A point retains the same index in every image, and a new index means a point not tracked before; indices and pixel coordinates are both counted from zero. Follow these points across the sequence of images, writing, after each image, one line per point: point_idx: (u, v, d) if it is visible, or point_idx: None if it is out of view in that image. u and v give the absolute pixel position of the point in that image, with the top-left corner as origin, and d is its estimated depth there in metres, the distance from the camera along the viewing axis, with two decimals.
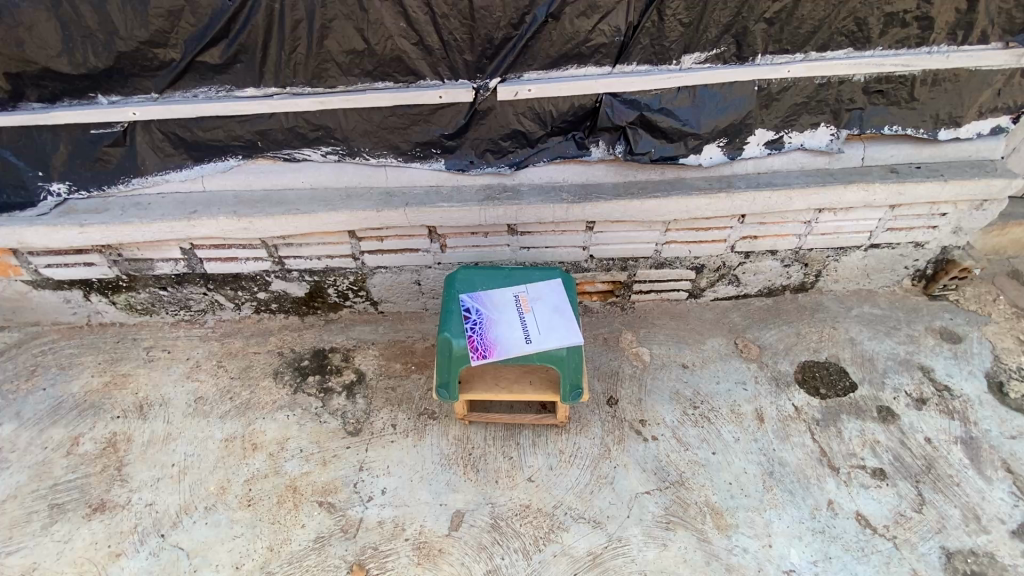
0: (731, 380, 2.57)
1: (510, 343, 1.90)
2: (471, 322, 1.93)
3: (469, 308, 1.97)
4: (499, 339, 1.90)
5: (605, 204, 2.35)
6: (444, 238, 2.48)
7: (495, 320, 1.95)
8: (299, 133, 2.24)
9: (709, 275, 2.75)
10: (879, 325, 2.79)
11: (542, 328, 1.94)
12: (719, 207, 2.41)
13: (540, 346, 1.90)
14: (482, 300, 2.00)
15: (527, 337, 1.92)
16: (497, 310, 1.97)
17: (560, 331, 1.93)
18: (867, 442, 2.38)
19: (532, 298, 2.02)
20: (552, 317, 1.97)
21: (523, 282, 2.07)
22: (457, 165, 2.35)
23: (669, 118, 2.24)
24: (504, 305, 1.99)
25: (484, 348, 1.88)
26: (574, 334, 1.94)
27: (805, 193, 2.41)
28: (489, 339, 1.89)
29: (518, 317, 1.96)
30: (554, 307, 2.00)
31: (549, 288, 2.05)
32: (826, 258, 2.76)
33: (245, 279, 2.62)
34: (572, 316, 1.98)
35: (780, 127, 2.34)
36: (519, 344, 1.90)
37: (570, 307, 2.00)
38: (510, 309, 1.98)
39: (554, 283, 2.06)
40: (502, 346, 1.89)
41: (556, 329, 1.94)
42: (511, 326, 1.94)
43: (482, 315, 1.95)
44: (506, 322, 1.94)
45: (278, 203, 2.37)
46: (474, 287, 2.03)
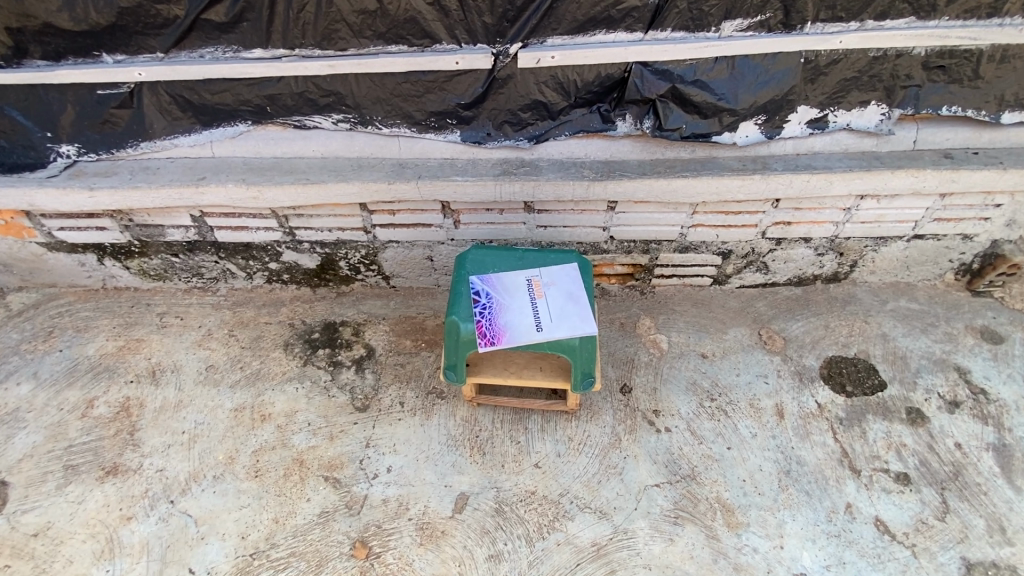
0: (752, 373, 2.48)
1: (521, 331, 1.80)
2: (480, 307, 1.83)
3: (479, 291, 1.86)
4: (509, 325, 1.80)
5: (629, 182, 2.20)
6: (458, 214, 2.38)
7: (506, 305, 1.84)
8: (309, 99, 2.14)
9: (736, 261, 2.62)
10: (914, 321, 2.65)
11: (555, 315, 1.83)
12: (753, 190, 2.24)
13: (553, 334, 1.79)
14: (492, 281, 1.89)
15: (539, 323, 1.81)
16: (507, 293, 1.87)
17: (575, 318, 1.82)
18: (892, 445, 2.27)
19: (546, 279, 1.91)
20: (566, 303, 1.86)
21: (535, 259, 1.95)
22: (474, 137, 2.23)
23: (704, 91, 2.05)
24: (516, 288, 1.88)
25: (493, 335, 1.79)
26: (590, 321, 1.83)
27: (848, 176, 2.21)
28: (499, 325, 1.79)
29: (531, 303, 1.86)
30: (570, 290, 1.89)
31: (566, 268, 1.94)
32: (863, 248, 2.58)
33: (256, 249, 2.58)
34: (589, 301, 1.87)
35: (825, 104, 2.14)
36: (531, 331, 1.79)
37: (586, 295, 1.87)
38: (522, 292, 1.87)
39: (570, 268, 1.93)
40: (512, 333, 1.79)
41: (571, 316, 1.83)
42: (522, 312, 1.83)
43: (492, 298, 1.85)
44: (517, 307, 1.84)
45: (287, 171, 2.28)
46: (482, 264, 1.93)
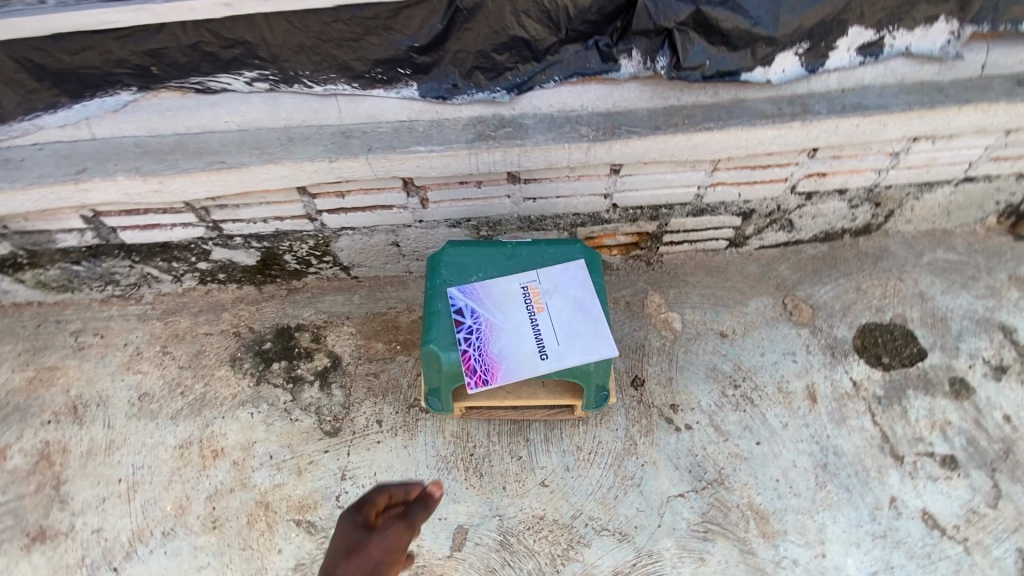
0: (778, 351, 2.17)
1: (521, 359, 1.47)
2: (467, 331, 1.47)
3: (464, 312, 1.49)
4: (508, 356, 1.45)
5: (639, 140, 1.73)
6: (424, 190, 1.89)
7: (500, 327, 1.49)
8: (207, 52, 1.57)
9: (758, 221, 2.22)
10: (954, 275, 2.34)
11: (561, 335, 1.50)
12: (790, 139, 1.80)
13: (560, 360, 1.47)
14: (480, 294, 1.52)
15: (543, 348, 1.48)
16: (500, 309, 1.51)
17: (587, 338, 1.50)
18: (936, 423, 2.03)
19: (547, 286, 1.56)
20: (575, 318, 1.52)
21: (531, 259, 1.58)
22: (435, 91, 1.69)
23: (735, 14, 1.55)
24: (510, 300, 1.53)
25: (485, 367, 1.45)
26: (606, 341, 1.51)
27: (905, 116, 1.79)
28: (492, 355, 1.45)
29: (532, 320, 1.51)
30: (578, 301, 1.54)
31: (571, 270, 1.58)
32: (904, 196, 2.21)
33: (176, 249, 2.08)
34: (602, 313, 1.54)
35: (883, 23, 1.66)
36: (533, 359, 1.47)
37: (597, 302, 1.54)
38: (518, 306, 1.52)
39: (574, 268, 1.58)
40: (509, 364, 1.46)
41: (581, 336, 1.50)
42: (521, 333, 1.49)
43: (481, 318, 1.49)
44: (513, 328, 1.50)
45: (194, 152, 1.74)
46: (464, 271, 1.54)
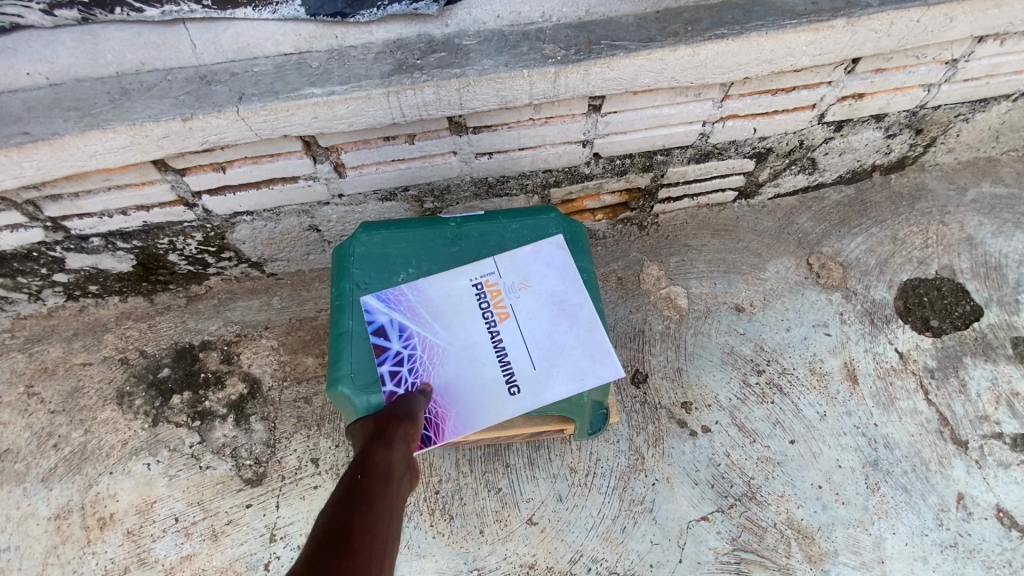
0: (807, 323, 1.76)
1: (483, 398, 1.15)
2: (402, 364, 1.15)
3: (395, 335, 1.17)
4: (462, 390, 1.15)
5: (626, 61, 1.24)
6: (336, 153, 1.38)
7: (448, 351, 1.18)
8: None
9: (774, 163, 1.77)
10: (1004, 212, 1.95)
11: (536, 360, 1.18)
12: (828, 47, 1.32)
13: (538, 396, 1.16)
14: (415, 308, 1.21)
15: (513, 380, 1.17)
16: (448, 331, 1.20)
17: (571, 361, 1.19)
18: (1001, 397, 1.67)
19: (509, 291, 1.24)
20: (552, 334, 1.21)
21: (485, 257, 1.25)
22: (329, 4, 1.15)
23: None
24: (460, 317, 1.21)
25: (432, 413, 1.13)
26: (596, 361, 1.19)
27: (979, 5, 1.32)
28: (439, 395, 1.14)
29: (492, 341, 1.20)
30: (553, 310, 1.23)
31: (541, 267, 1.26)
32: (951, 118, 1.78)
33: (15, 259, 1.55)
34: (588, 323, 1.22)
35: None
36: (500, 398, 1.15)
37: (573, 298, 1.24)
38: (471, 323, 1.21)
39: (539, 254, 1.27)
40: (466, 405, 1.14)
41: (562, 359, 1.19)
42: (480, 362, 1.18)
43: (421, 344, 1.17)
44: (467, 355, 1.18)
45: None
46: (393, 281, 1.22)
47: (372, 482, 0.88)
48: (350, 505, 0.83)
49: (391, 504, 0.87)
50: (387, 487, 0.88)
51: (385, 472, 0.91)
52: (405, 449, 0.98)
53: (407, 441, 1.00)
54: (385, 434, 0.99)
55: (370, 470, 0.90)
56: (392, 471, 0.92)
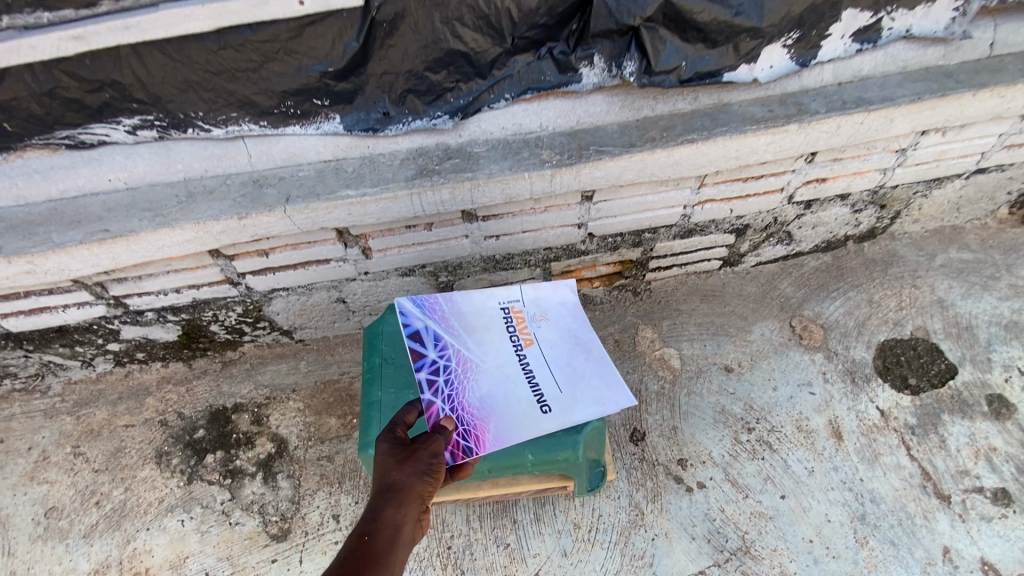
0: (793, 383, 1.90)
1: (517, 414, 1.27)
2: (439, 373, 1.25)
3: (433, 345, 1.29)
4: (495, 404, 1.27)
5: (612, 163, 1.46)
6: (364, 239, 1.59)
7: (482, 368, 1.32)
8: (69, 98, 1.26)
9: (753, 236, 1.97)
10: (971, 276, 2.11)
11: (561, 384, 1.34)
12: (786, 145, 1.54)
13: (567, 415, 1.28)
14: (448, 321, 1.35)
15: (543, 400, 1.30)
16: (480, 348, 1.34)
17: (591, 388, 1.35)
18: (979, 452, 1.77)
19: (532, 321, 1.43)
20: (571, 363, 1.39)
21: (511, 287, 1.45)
22: (363, 122, 1.39)
23: (712, 3, 1.27)
24: (491, 337, 1.37)
25: (471, 426, 1.21)
26: (612, 390, 1.35)
27: (914, 109, 1.55)
28: (473, 408, 1.24)
29: (521, 365, 1.36)
30: (569, 344, 1.42)
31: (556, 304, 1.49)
32: (911, 195, 1.98)
33: (77, 332, 1.75)
34: (599, 356, 1.41)
35: (880, 3, 1.42)
36: (532, 415, 1.27)
37: (585, 335, 1.45)
38: (500, 343, 1.37)
39: (559, 294, 1.48)
40: (502, 418, 1.25)
41: (583, 384, 1.35)
42: (512, 381, 1.32)
43: (456, 356, 1.29)
44: (500, 373, 1.32)
45: (72, 221, 1.42)
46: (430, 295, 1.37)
47: (376, 548, 0.88)
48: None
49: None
50: (392, 555, 0.89)
51: (391, 538, 0.91)
52: (416, 513, 0.97)
53: (419, 501, 0.99)
54: (401, 492, 0.97)
55: (378, 533, 0.91)
56: (398, 538, 0.92)
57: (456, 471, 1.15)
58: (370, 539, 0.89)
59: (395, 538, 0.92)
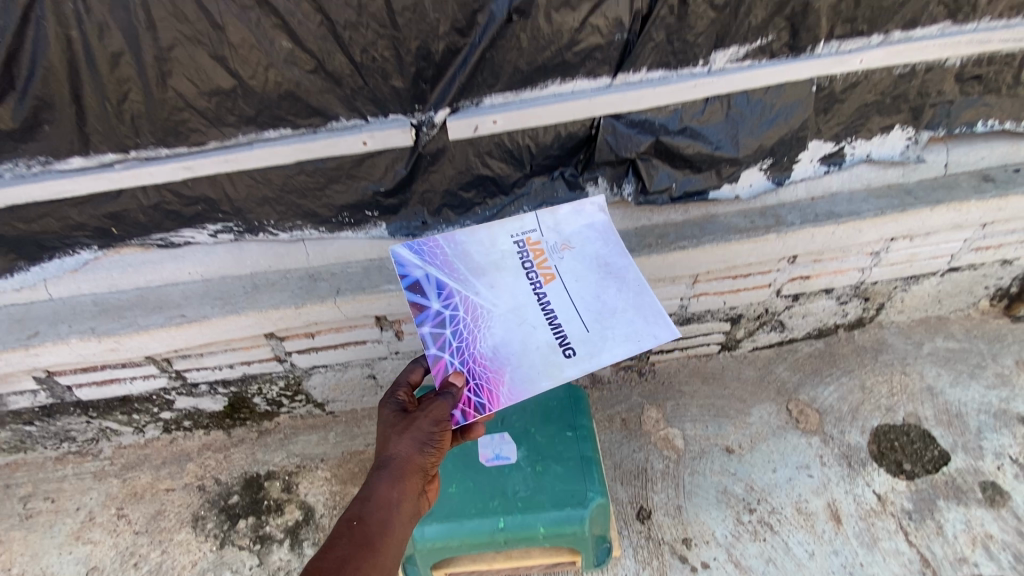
0: (792, 465, 2.00)
1: (536, 361, 1.17)
2: (444, 324, 1.20)
3: (438, 295, 1.24)
4: (506, 352, 1.18)
5: None
6: (398, 324, 1.80)
7: (490, 316, 1.22)
8: (169, 210, 1.54)
9: (747, 324, 2.15)
10: (959, 364, 2.23)
11: (588, 323, 1.22)
12: (768, 250, 1.77)
13: (593, 357, 1.17)
14: (453, 265, 1.29)
15: (566, 343, 1.19)
16: (490, 291, 1.26)
17: (624, 324, 1.22)
18: (976, 539, 1.83)
19: (553, 252, 1.34)
20: (601, 296, 1.27)
21: (524, 218, 1.39)
22: (404, 228, 1.66)
23: (696, 141, 1.54)
24: (504, 276, 1.29)
25: (482, 380, 1.16)
26: (649, 323, 1.22)
27: (879, 221, 1.79)
28: (484, 359, 1.17)
29: (539, 303, 1.26)
30: (596, 274, 1.31)
31: (579, 232, 1.40)
32: (891, 289, 2.17)
33: (137, 401, 1.96)
34: (631, 284, 1.28)
35: (842, 136, 1.69)
36: (553, 359, 1.17)
37: (615, 261, 1.33)
38: (515, 282, 1.28)
39: (594, 225, 1.40)
40: (517, 368, 1.16)
41: (615, 320, 1.23)
42: (530, 325, 1.22)
43: (463, 304, 1.23)
44: (512, 316, 1.23)
45: (155, 306, 1.68)
46: (429, 241, 1.32)
47: (365, 530, 1.01)
48: (350, 558, 0.96)
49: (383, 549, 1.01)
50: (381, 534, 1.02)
51: (380, 519, 1.04)
52: (415, 484, 1.11)
53: (412, 474, 1.10)
54: (400, 467, 1.09)
55: (367, 516, 1.03)
56: (387, 516, 1.05)
57: (467, 432, 1.25)
58: (360, 523, 1.02)
59: (388, 516, 1.05)
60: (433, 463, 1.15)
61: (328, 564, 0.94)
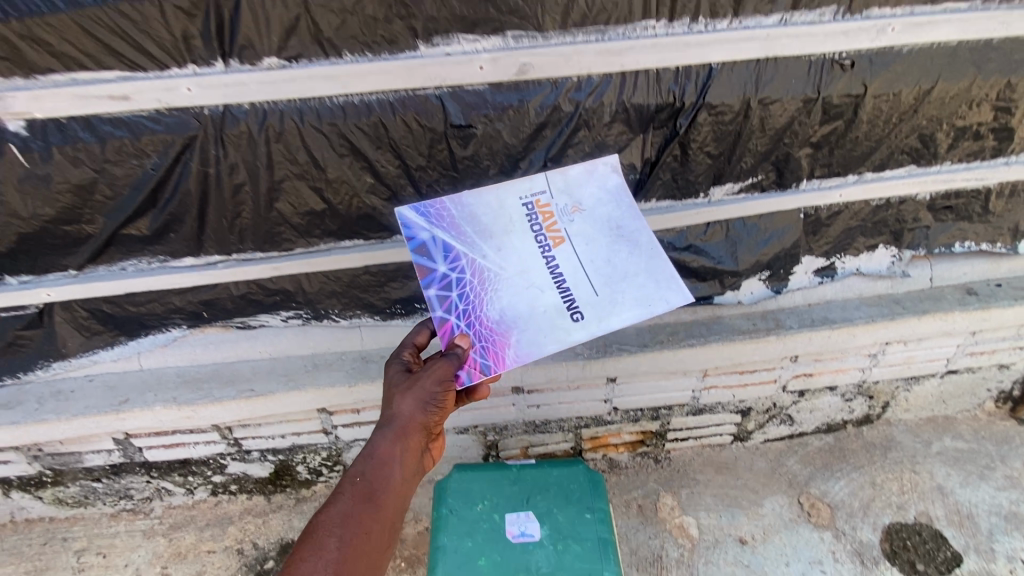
0: (804, 560, 2.07)
1: (543, 326, 1.31)
2: (450, 287, 1.34)
3: (445, 263, 1.35)
4: (511, 317, 1.32)
5: (630, 358, 1.91)
6: None
7: (493, 282, 1.34)
8: (252, 300, 1.83)
9: (757, 417, 2.29)
10: (968, 465, 2.30)
11: (597, 288, 1.33)
12: (769, 350, 1.98)
13: (599, 321, 1.30)
14: (459, 227, 1.38)
15: (574, 307, 1.32)
16: (496, 256, 1.35)
17: (633, 288, 1.33)
18: None
19: (563, 215, 1.40)
20: (611, 260, 1.36)
21: (534, 180, 1.42)
22: None
23: (700, 256, 1.81)
24: (514, 238, 1.37)
25: (488, 342, 1.32)
26: (656, 288, 1.34)
27: (871, 327, 1.98)
28: (490, 323, 1.32)
29: (548, 266, 1.35)
30: (607, 237, 1.38)
31: (592, 194, 1.43)
32: (894, 388, 2.31)
33: (195, 464, 2.17)
34: (641, 249, 1.37)
35: (831, 252, 1.93)
36: (562, 324, 1.31)
37: (627, 225, 1.40)
38: (524, 246, 1.36)
39: (606, 184, 1.45)
40: (523, 333, 1.31)
41: (624, 286, 1.34)
42: (538, 288, 1.34)
43: (471, 268, 1.35)
44: (518, 281, 1.34)
45: (229, 380, 1.94)
46: (435, 202, 1.40)
47: (369, 485, 1.13)
48: (358, 507, 1.09)
49: (387, 502, 1.13)
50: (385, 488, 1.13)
51: (383, 474, 1.15)
52: (417, 441, 1.21)
53: (415, 432, 1.21)
54: (403, 425, 1.20)
55: (371, 471, 1.14)
56: (391, 471, 1.16)
57: (471, 392, 1.41)
58: (365, 478, 1.13)
59: (392, 471, 1.16)
60: (436, 420, 1.25)
61: (332, 515, 1.08)
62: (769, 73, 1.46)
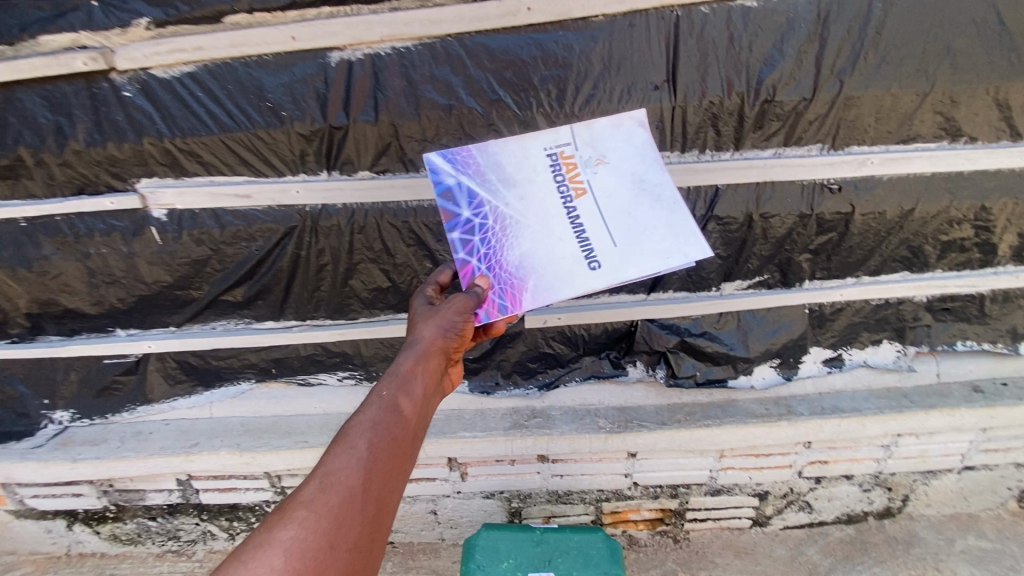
0: None
1: (562, 271, 1.40)
2: (473, 232, 1.45)
3: (469, 210, 1.46)
4: (530, 265, 1.42)
5: (649, 434, 2.07)
6: (465, 466, 2.20)
7: (513, 230, 1.44)
8: (316, 359, 2.10)
9: (774, 502, 2.36)
10: (993, 565, 2.28)
11: (617, 240, 1.41)
12: (782, 435, 2.10)
13: (617, 272, 1.38)
14: (484, 176, 1.48)
15: (594, 257, 1.40)
16: (519, 205, 1.45)
17: (651, 241, 1.41)
18: None
19: (586, 166, 1.48)
20: (632, 213, 1.44)
21: (560, 132, 1.51)
22: (482, 386, 2.14)
23: (714, 341, 2.01)
24: (538, 188, 1.47)
25: (507, 285, 1.42)
26: (674, 243, 1.41)
27: (880, 418, 2.10)
28: (510, 269, 1.42)
29: (570, 217, 1.45)
30: (629, 189, 1.46)
31: (615, 147, 1.51)
32: (912, 481, 2.35)
33: (242, 509, 2.36)
34: (663, 202, 1.45)
35: (838, 344, 2.10)
36: (581, 273, 1.39)
37: (648, 180, 1.48)
38: (548, 196, 1.46)
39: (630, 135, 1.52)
40: (541, 278, 1.41)
41: (642, 239, 1.41)
42: (558, 237, 1.43)
43: (493, 214, 1.45)
44: (539, 227, 1.44)
45: (286, 432, 2.17)
46: (462, 150, 1.51)
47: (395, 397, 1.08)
48: (385, 414, 1.04)
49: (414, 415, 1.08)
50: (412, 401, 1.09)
51: (409, 387, 1.12)
52: (438, 362, 1.22)
53: (436, 354, 1.23)
54: (426, 346, 1.22)
55: (397, 385, 1.11)
56: (416, 386, 1.13)
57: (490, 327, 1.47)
58: (391, 390, 1.09)
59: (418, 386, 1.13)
60: (455, 348, 1.28)
61: (362, 420, 1.02)
62: (767, 193, 1.75)
